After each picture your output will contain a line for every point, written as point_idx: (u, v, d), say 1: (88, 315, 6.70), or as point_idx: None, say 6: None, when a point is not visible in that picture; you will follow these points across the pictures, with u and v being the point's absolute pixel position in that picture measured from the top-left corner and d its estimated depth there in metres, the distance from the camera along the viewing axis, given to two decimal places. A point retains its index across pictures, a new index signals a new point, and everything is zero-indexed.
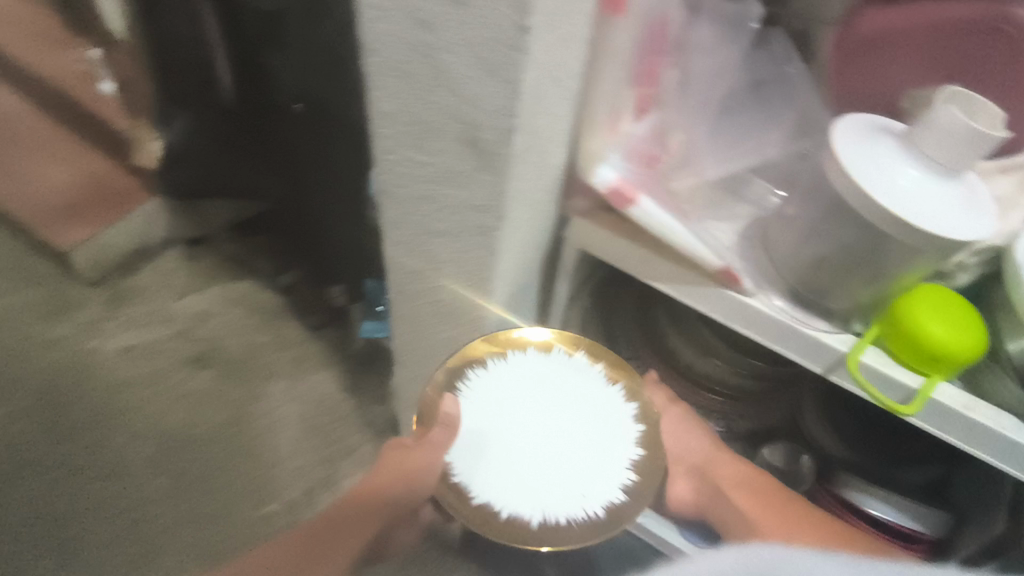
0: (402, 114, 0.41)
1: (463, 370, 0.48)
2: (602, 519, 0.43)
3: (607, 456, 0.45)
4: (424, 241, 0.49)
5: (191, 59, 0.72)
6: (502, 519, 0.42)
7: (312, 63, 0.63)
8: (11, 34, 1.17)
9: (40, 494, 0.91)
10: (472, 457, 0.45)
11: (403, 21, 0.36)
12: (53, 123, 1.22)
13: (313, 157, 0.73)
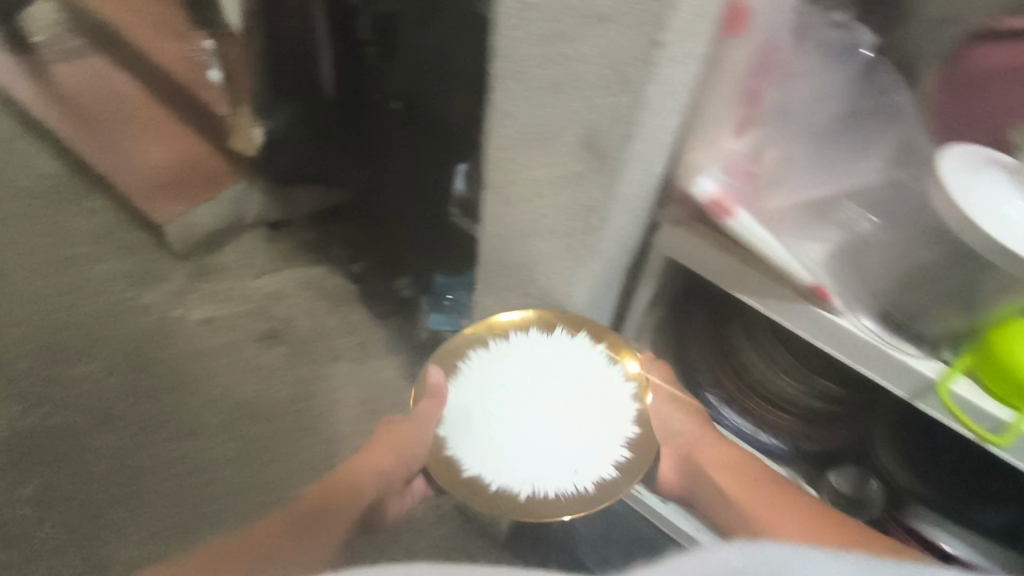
0: (529, 119, 0.49)
1: (465, 349, 0.62)
2: (587, 491, 0.55)
3: (591, 440, 0.57)
4: (528, 234, 0.57)
5: (301, 55, 0.78)
6: (494, 486, 0.56)
7: (417, 64, 0.68)
8: (133, 22, 1.28)
9: (120, 447, 0.97)
10: (468, 431, 0.59)
11: (541, 34, 0.43)
12: (163, 107, 1.33)
13: (404, 151, 0.77)
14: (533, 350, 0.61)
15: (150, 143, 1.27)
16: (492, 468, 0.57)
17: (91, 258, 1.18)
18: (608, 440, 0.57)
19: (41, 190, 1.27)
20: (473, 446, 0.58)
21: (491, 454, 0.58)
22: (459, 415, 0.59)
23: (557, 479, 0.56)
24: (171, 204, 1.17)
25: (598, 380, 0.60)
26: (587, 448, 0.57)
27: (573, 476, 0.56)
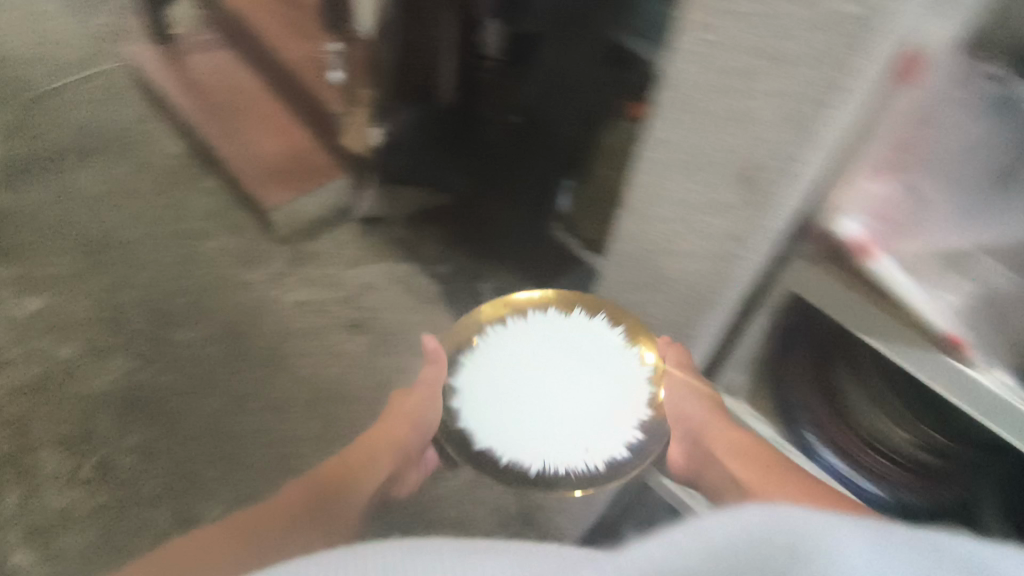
0: (686, 146, 0.55)
1: (486, 325, 0.68)
2: (599, 469, 0.60)
3: (611, 422, 0.62)
4: (657, 246, 0.64)
5: (426, 62, 0.82)
6: (508, 459, 0.61)
7: (560, 80, 0.77)
8: (264, 22, 1.38)
9: (214, 412, 1.04)
10: (485, 402, 0.63)
11: (715, 68, 0.49)
12: (279, 101, 1.43)
13: (530, 158, 0.86)
14: (548, 331, 0.67)
15: (266, 133, 1.37)
16: (502, 439, 0.62)
17: (202, 235, 1.27)
18: (617, 421, 0.62)
19: (164, 168, 1.39)
20: (486, 420, 0.63)
21: (503, 428, 0.62)
22: (472, 388, 0.64)
23: (569, 456, 0.60)
24: (279, 191, 1.25)
25: (612, 363, 0.65)
26: (598, 427, 0.62)
27: (585, 455, 0.60)
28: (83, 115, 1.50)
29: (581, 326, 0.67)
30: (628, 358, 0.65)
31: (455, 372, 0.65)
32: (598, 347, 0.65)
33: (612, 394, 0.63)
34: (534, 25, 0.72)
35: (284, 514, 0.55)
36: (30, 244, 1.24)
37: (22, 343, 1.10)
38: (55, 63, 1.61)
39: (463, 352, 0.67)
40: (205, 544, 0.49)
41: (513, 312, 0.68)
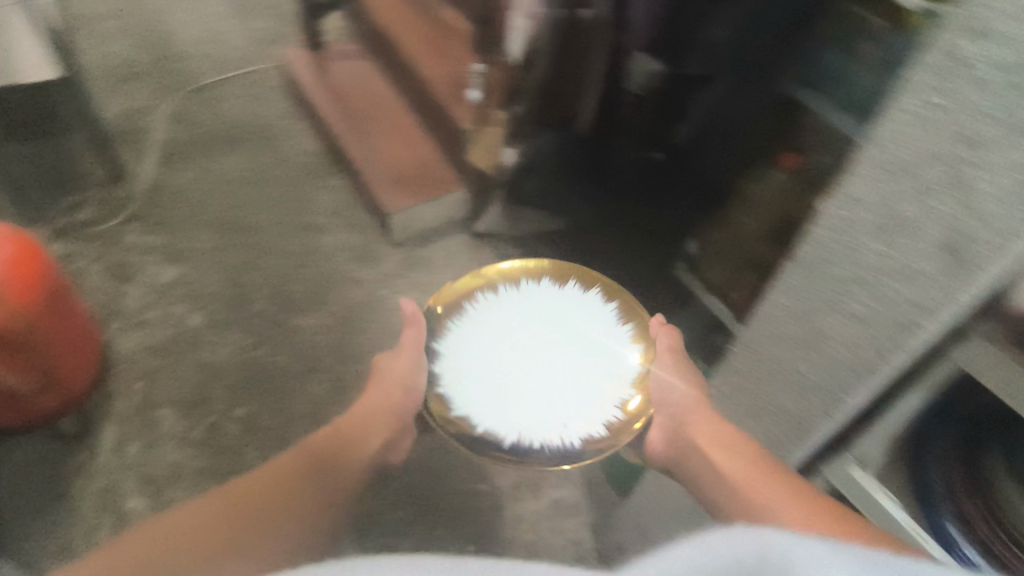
0: (876, 206, 0.41)
1: (475, 296, 0.71)
2: (574, 445, 0.61)
3: (591, 400, 0.63)
4: (818, 314, 0.48)
5: (571, 92, 0.86)
6: (479, 430, 0.62)
7: (715, 129, 0.76)
8: (412, 41, 1.49)
9: (320, 398, 1.10)
10: (463, 368, 0.66)
11: (962, 108, 0.34)
12: (410, 113, 1.52)
13: (664, 195, 0.88)
14: (539, 300, 0.70)
15: (393, 140, 1.46)
16: (479, 406, 0.63)
17: (325, 229, 1.35)
18: (598, 403, 0.63)
19: (300, 164, 1.50)
20: (465, 384, 0.65)
21: (482, 398, 0.64)
22: (457, 353, 0.67)
23: (546, 431, 0.62)
24: (399, 199, 1.31)
25: (601, 339, 0.67)
26: (581, 404, 0.63)
27: (562, 431, 0.62)
28: (235, 107, 1.65)
29: (573, 300, 0.69)
30: (619, 335, 0.67)
31: (442, 336, 0.68)
32: (586, 322, 0.68)
33: (598, 371, 0.65)
34: (699, 69, 0.70)
35: (271, 488, 0.57)
36: (177, 217, 1.36)
37: (160, 306, 1.21)
38: (217, 59, 1.78)
39: (450, 319, 0.69)
40: (196, 512, 0.51)
41: (506, 282, 0.71)
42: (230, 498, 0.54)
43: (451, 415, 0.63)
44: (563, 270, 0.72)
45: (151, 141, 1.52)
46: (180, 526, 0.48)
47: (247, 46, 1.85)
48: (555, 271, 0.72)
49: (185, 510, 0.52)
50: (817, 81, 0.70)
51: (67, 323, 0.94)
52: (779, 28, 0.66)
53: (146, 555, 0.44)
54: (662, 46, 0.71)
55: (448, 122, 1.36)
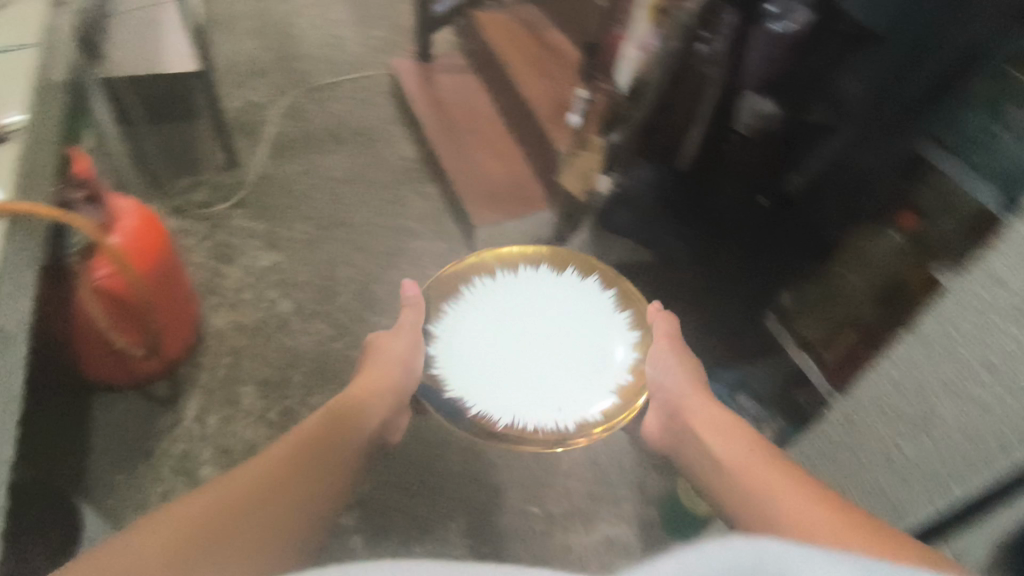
0: (1003, 289, 0.45)
1: (472, 280, 0.73)
2: (569, 429, 0.64)
3: (586, 389, 0.66)
4: (938, 383, 0.53)
5: (680, 126, 0.88)
6: (475, 413, 0.64)
7: (835, 185, 0.71)
8: (518, 62, 1.53)
9: None
10: (460, 350, 0.69)
11: None
12: (508, 131, 1.56)
13: (769, 249, 0.83)
14: (536, 284, 0.72)
15: (488, 156, 1.50)
16: (473, 387, 0.66)
17: (412, 234, 1.40)
18: (593, 390, 0.66)
19: (397, 169, 1.56)
20: (458, 366, 0.68)
21: (479, 381, 0.66)
22: (451, 334, 0.70)
23: (541, 415, 0.65)
24: (488, 211, 1.37)
25: (596, 325, 0.70)
26: (578, 389, 0.66)
27: (556, 416, 0.65)
28: (344, 109, 1.74)
29: (571, 285, 0.73)
30: (615, 323, 0.71)
31: (436, 318, 0.71)
32: (583, 307, 0.71)
33: (593, 357, 0.68)
34: (823, 116, 0.71)
35: (305, 457, 0.60)
36: (279, 207, 1.44)
37: (254, 288, 1.28)
38: (333, 64, 1.90)
39: (444, 302, 0.72)
40: (235, 485, 0.53)
41: (504, 266, 0.74)
42: (266, 466, 0.56)
43: (446, 396, 0.66)
44: (563, 258, 0.74)
45: (266, 133, 1.63)
46: (220, 501, 0.50)
47: (361, 54, 1.95)
48: (553, 259, 0.74)
49: (225, 479, 0.54)
50: (956, 144, 0.64)
51: (175, 305, 1.03)
52: (919, 89, 0.60)
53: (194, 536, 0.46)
54: (784, 89, 0.74)
55: (543, 143, 1.38)
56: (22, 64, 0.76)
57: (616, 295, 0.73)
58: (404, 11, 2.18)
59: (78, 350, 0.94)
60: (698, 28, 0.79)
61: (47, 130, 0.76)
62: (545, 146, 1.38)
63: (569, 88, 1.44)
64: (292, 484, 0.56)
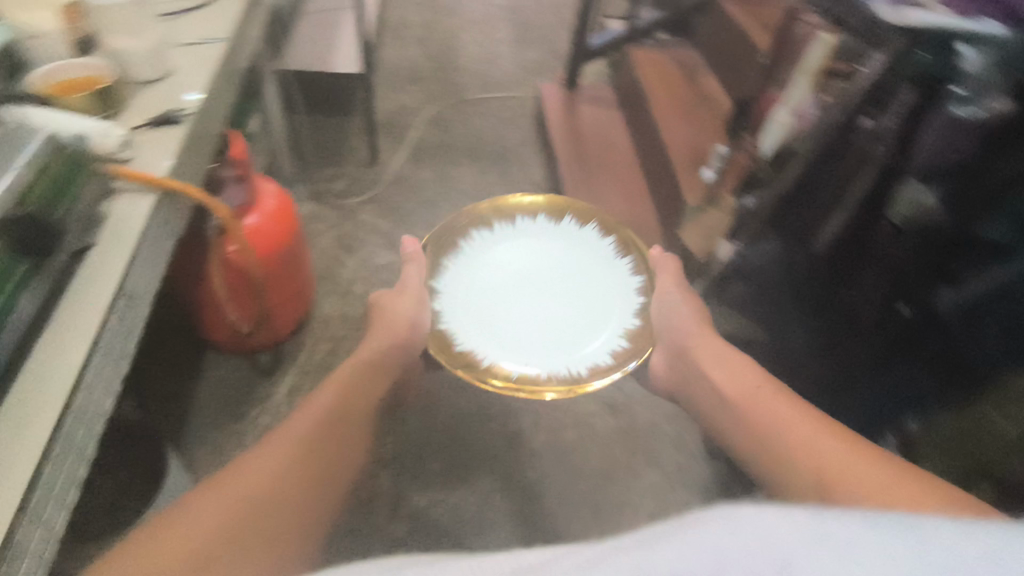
0: None
1: (471, 233, 0.79)
2: (581, 375, 0.67)
3: (596, 335, 0.70)
4: None
5: (823, 205, 0.81)
6: (484, 364, 0.67)
7: (1001, 310, 0.61)
8: (664, 104, 1.50)
9: (462, 417, 1.19)
10: (466, 300, 0.73)
11: None
12: (637, 172, 1.54)
13: (907, 359, 0.73)
14: (533, 235, 0.79)
15: (613, 194, 1.48)
16: (479, 337, 0.70)
17: None
18: (605, 336, 0.70)
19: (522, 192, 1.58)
20: (464, 315, 0.72)
21: (486, 331, 0.70)
22: (455, 288, 0.74)
23: (553, 363, 0.68)
24: None
25: (594, 271, 0.76)
26: (586, 335, 0.70)
27: (567, 362, 0.68)
28: (485, 125, 1.79)
29: (566, 233, 0.79)
30: (616, 268, 0.76)
31: (438, 274, 0.76)
32: (582, 253, 0.77)
33: (599, 300, 0.74)
34: (998, 232, 0.61)
35: (322, 424, 0.64)
36: (406, 209, 1.51)
37: (366, 282, 1.34)
38: (484, 79, 1.97)
39: (447, 257, 0.77)
40: (264, 463, 0.57)
41: (501, 220, 0.80)
42: (288, 437, 0.61)
43: (456, 348, 0.68)
44: (559, 207, 0.81)
45: (409, 137, 1.72)
46: (251, 482, 0.55)
47: (514, 74, 2.01)
48: (549, 210, 0.81)
49: (251, 458, 0.58)
50: None
51: (289, 290, 1.10)
52: None
53: (235, 521, 0.51)
54: (956, 185, 0.65)
55: (671, 192, 1.33)
56: (208, 54, 0.85)
57: (615, 241, 0.78)
58: (563, 39, 2.22)
59: (205, 313, 1.03)
60: (865, 104, 0.71)
61: (216, 115, 0.84)
62: (673, 195, 1.33)
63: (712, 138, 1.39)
64: (318, 456, 0.61)
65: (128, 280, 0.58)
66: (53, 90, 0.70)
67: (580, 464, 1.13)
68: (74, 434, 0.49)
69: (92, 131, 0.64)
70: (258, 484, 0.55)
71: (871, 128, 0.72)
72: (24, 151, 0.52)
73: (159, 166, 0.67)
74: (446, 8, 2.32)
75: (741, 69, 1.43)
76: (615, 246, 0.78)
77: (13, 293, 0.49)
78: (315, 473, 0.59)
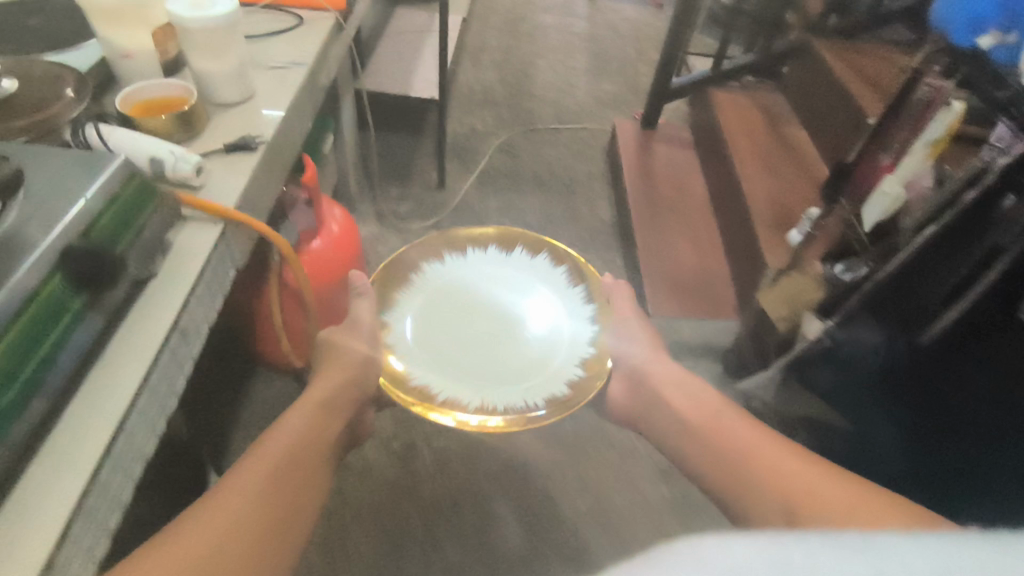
0: None
1: (421, 267, 0.86)
2: (535, 407, 0.73)
3: (550, 364, 0.77)
4: None
5: (937, 292, 0.69)
6: (438, 399, 0.73)
7: None
8: (747, 151, 1.42)
9: (505, 467, 1.12)
10: (418, 334, 0.80)
11: None
12: (712, 219, 1.46)
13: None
14: (485, 264, 0.87)
15: (684, 241, 1.41)
16: (432, 370, 0.76)
17: None
18: (560, 366, 0.77)
19: (587, 230, 1.52)
20: (417, 347, 0.78)
21: (439, 367, 0.76)
22: (406, 320, 0.81)
23: (507, 397, 0.74)
24: (667, 304, 1.27)
25: (547, 298, 0.84)
26: (539, 367, 0.77)
27: (523, 394, 0.74)
28: (555, 156, 1.75)
29: (519, 263, 0.87)
30: (569, 296, 0.84)
31: (390, 308, 0.83)
32: (537, 282, 0.85)
33: (550, 330, 0.81)
34: None
35: (291, 455, 0.67)
36: None
37: None
38: (558, 108, 1.94)
39: (398, 292, 0.84)
40: (238, 493, 0.59)
41: (454, 252, 0.88)
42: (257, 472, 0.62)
43: (411, 386, 0.74)
44: (509, 239, 0.89)
45: (478, 163, 1.69)
46: (227, 515, 0.57)
47: (589, 106, 1.96)
48: (500, 242, 0.89)
49: (226, 489, 0.60)
50: None
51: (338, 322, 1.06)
52: None
53: (210, 553, 0.53)
54: None
55: (749, 247, 1.23)
56: (291, 79, 0.84)
57: (567, 269, 0.87)
58: (643, 73, 2.17)
59: (258, 335, 1.01)
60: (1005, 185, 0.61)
61: (292, 143, 0.82)
62: (750, 252, 1.23)
63: (798, 193, 1.30)
64: (288, 486, 0.64)
65: (184, 314, 0.56)
66: (139, 111, 0.70)
67: (627, 532, 1.05)
68: (111, 480, 0.47)
69: (168, 155, 0.63)
70: (233, 516, 0.57)
71: (1015, 209, 0.61)
72: (103, 177, 0.52)
73: (228, 194, 0.66)
74: (526, 34, 2.31)
75: (834, 125, 1.34)
76: (565, 275, 0.86)
77: (70, 324, 0.47)
78: (286, 496, 0.63)
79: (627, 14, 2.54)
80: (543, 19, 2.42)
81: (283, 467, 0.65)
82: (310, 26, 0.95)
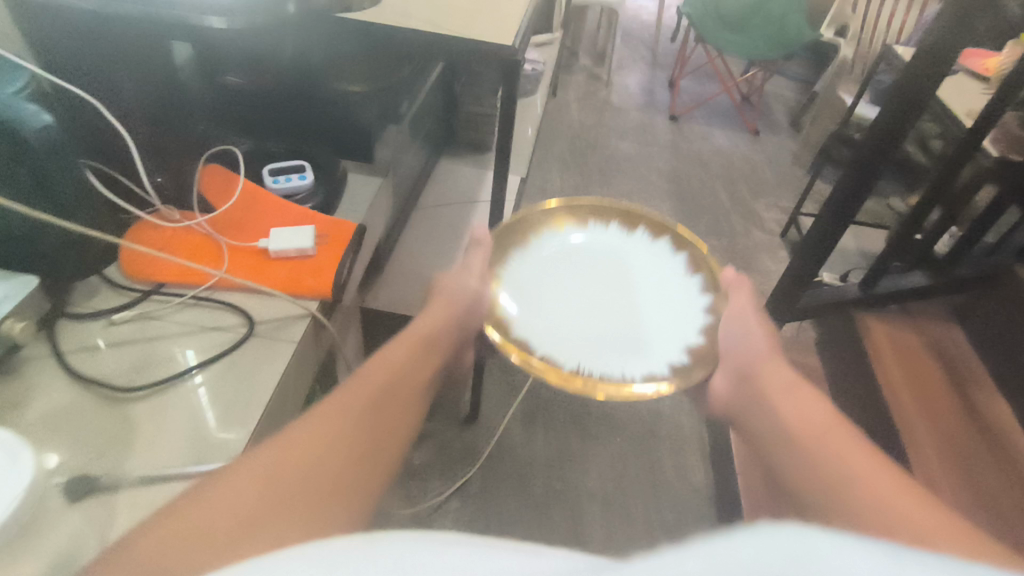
0: None
1: (537, 222, 0.67)
2: (630, 380, 0.54)
3: (658, 348, 0.57)
4: None
5: None
6: (532, 353, 0.55)
7: None
8: (912, 409, 0.99)
9: None
10: (523, 292, 0.61)
11: None
12: None
13: None
14: (601, 239, 0.66)
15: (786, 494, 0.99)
16: (537, 330, 0.57)
17: None
18: (664, 353, 0.57)
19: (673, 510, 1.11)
20: (524, 288, 0.62)
21: (545, 328, 0.58)
22: (520, 275, 0.63)
23: (610, 367, 0.55)
24: None
25: (665, 283, 0.63)
26: (640, 346, 0.57)
27: (624, 366, 0.55)
28: None
29: (636, 245, 0.66)
30: (686, 284, 0.63)
31: (502, 263, 0.64)
32: (650, 264, 0.64)
33: (662, 309, 0.61)
34: None
35: (394, 380, 0.54)
36: (504, 519, 1.07)
37: None
38: None
39: (512, 249, 0.65)
40: (325, 425, 0.46)
41: (571, 220, 0.68)
42: (339, 415, 0.47)
43: (510, 336, 0.56)
44: (631, 216, 0.67)
45: (524, 378, 1.30)
46: (292, 457, 0.43)
47: None
48: (624, 216, 0.68)
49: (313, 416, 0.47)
50: None
51: None
52: None
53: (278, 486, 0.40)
54: None
55: (888, 436, 0.98)
56: None
57: (690, 257, 0.64)
58: (739, 233, 1.75)
59: None
60: None
61: None
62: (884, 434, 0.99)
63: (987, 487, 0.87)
64: (377, 421, 0.49)
65: None
66: None
67: None
68: None
69: None
70: (299, 460, 0.43)
71: None
72: None
73: None
74: (597, 168, 1.92)
75: None
76: (687, 262, 0.64)
77: None
78: (376, 431, 0.48)
79: (717, 143, 2.13)
80: (618, 148, 2.04)
81: (378, 399, 0.51)
82: (258, 344, 0.57)
